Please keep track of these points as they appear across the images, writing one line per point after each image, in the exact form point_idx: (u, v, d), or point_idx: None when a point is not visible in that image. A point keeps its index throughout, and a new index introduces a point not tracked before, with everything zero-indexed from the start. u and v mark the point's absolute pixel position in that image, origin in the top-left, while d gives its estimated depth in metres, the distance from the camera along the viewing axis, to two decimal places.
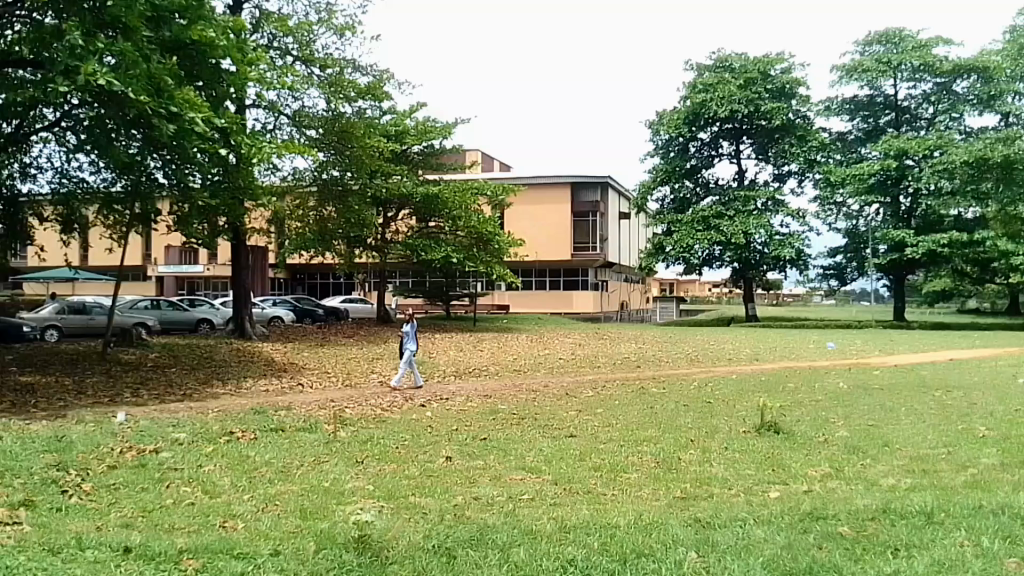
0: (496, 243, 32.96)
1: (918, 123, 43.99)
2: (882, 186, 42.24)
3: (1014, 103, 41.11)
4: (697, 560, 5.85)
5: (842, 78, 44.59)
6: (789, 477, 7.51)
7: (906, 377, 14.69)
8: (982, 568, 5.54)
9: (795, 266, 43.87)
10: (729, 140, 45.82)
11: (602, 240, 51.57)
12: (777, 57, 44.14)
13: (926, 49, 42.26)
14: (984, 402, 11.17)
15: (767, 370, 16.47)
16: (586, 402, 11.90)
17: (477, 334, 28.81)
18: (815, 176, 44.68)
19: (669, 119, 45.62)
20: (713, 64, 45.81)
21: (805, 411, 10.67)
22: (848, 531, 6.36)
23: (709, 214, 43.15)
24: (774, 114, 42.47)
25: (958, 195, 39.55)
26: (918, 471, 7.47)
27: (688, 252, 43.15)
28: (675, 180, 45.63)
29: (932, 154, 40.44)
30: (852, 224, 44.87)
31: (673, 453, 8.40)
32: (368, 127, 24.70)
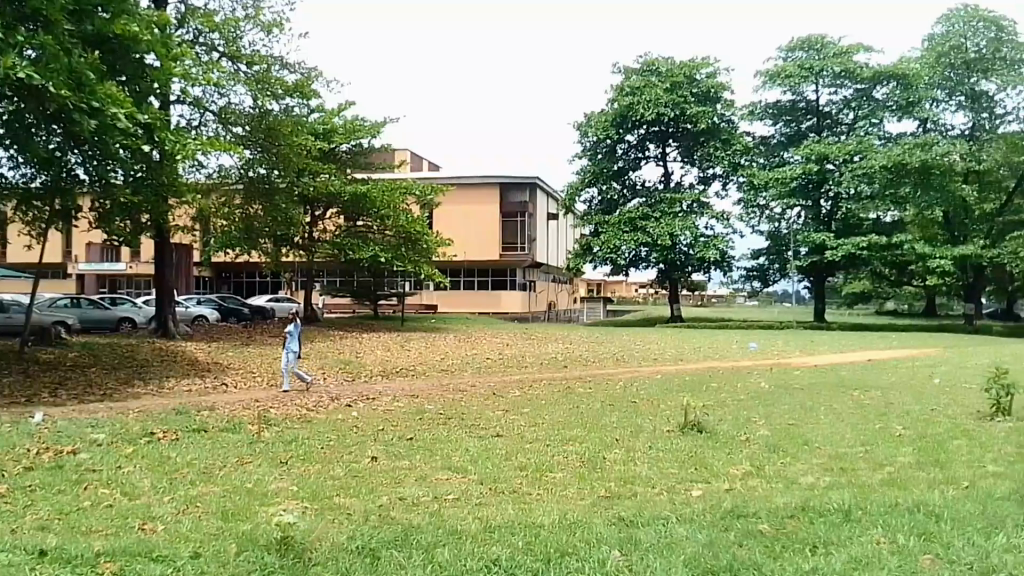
0: (424, 243, 32.96)
1: (838, 128, 44.46)
2: (803, 190, 42.94)
3: (930, 109, 42.15)
4: (619, 559, 5.90)
5: (766, 82, 45.21)
6: (712, 475, 7.61)
7: (829, 377, 14.93)
8: (898, 565, 5.66)
9: (718, 268, 44.44)
10: (656, 143, 46.39)
11: (530, 241, 51.76)
12: (702, 62, 45.06)
13: (847, 56, 42.95)
14: (900, 401, 11.47)
15: (691, 370, 16.71)
16: (512, 402, 11.96)
17: (405, 334, 28.65)
18: (739, 179, 45.12)
19: (596, 121, 45.89)
20: (641, 68, 46.14)
21: (727, 411, 10.84)
22: (768, 529, 6.43)
23: (635, 216, 43.50)
24: (699, 118, 43.49)
25: (877, 199, 41.01)
26: (836, 469, 7.63)
27: (615, 253, 43.56)
28: (603, 181, 46.04)
29: (852, 159, 41.27)
30: (774, 227, 45.20)
31: (599, 452, 8.48)
32: (296, 125, 25.01)
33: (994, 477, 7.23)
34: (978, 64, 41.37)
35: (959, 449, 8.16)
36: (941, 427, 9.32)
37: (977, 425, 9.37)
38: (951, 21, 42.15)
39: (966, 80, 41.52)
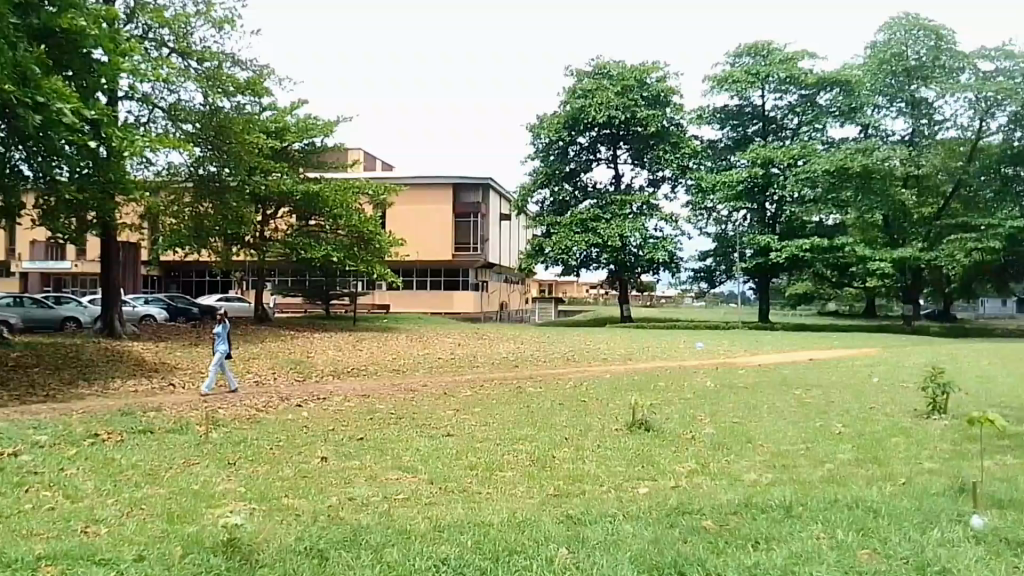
0: (377, 242, 32.89)
1: (783, 133, 46.01)
2: (750, 192, 44.29)
3: (871, 116, 43.06)
4: (566, 556, 5.97)
5: (714, 87, 46.21)
6: (658, 473, 7.72)
7: (776, 376, 15.15)
8: (838, 560, 5.80)
9: (667, 269, 45.16)
10: (607, 145, 46.78)
11: (482, 241, 51.86)
12: (652, 66, 45.72)
13: (792, 62, 44.14)
14: (841, 400, 11.77)
15: (641, 370, 16.90)
16: (463, 402, 12.01)
17: (357, 334, 28.47)
18: (687, 182, 46.29)
19: (549, 122, 46.21)
20: (592, 70, 46.58)
21: (674, 410, 11.03)
22: (712, 526, 6.54)
23: (586, 217, 43.86)
24: (649, 122, 44.07)
25: (820, 203, 41.96)
26: (778, 466, 7.80)
27: (566, 254, 43.80)
28: (554, 182, 46.57)
29: (796, 163, 42.77)
30: (721, 229, 46.67)
31: (548, 451, 8.55)
32: (248, 124, 24.92)
33: (929, 473, 7.49)
34: (917, 71, 42.18)
35: (894, 446, 8.46)
36: (879, 424, 9.62)
37: (913, 423, 9.70)
38: (893, 29, 42.39)
39: (906, 87, 42.38)
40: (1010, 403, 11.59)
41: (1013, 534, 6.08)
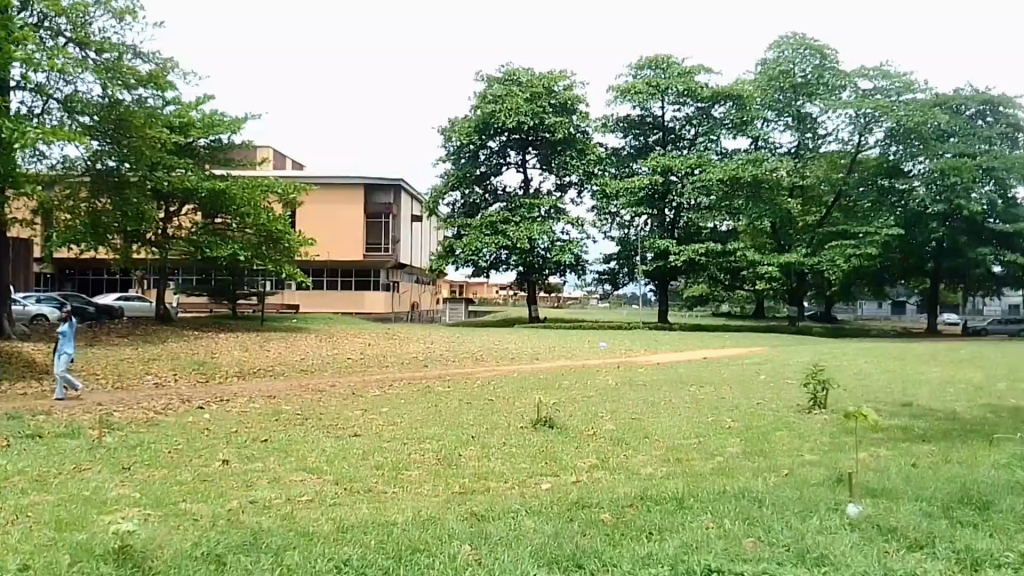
0: (286, 242, 32.25)
1: (681, 143, 48.03)
2: (651, 200, 46.03)
3: (761, 128, 46.17)
4: (469, 553, 6.12)
5: (616, 97, 47.53)
6: (560, 469, 7.96)
7: (673, 374, 15.85)
8: (724, 548, 6.17)
9: (573, 271, 46.59)
10: (516, 150, 47.57)
11: (394, 242, 51.73)
12: (559, 75, 46.75)
13: (689, 76, 46.16)
14: (732, 396, 12.43)
15: (547, 369, 17.32)
16: (371, 402, 12.01)
17: (264, 334, 27.96)
18: (593, 187, 46.96)
19: (460, 126, 46.31)
20: (502, 77, 46.98)
21: (577, 407, 11.38)
22: (609, 518, 6.81)
23: (496, 219, 44.32)
24: (556, 128, 45.10)
25: (715, 209, 45.14)
26: (673, 460, 8.20)
27: (476, 256, 44.04)
28: (466, 185, 46.80)
29: (692, 172, 44.87)
30: (625, 233, 47.75)
31: (454, 450, 8.67)
32: (149, 118, 23.99)
33: (810, 464, 8.03)
34: (803, 88, 45.37)
35: (779, 440, 9.04)
36: (766, 419, 10.24)
37: (796, 417, 10.38)
38: (781, 48, 46.19)
39: (793, 102, 45.56)
40: (883, 397, 12.59)
41: (884, 520, 6.61)
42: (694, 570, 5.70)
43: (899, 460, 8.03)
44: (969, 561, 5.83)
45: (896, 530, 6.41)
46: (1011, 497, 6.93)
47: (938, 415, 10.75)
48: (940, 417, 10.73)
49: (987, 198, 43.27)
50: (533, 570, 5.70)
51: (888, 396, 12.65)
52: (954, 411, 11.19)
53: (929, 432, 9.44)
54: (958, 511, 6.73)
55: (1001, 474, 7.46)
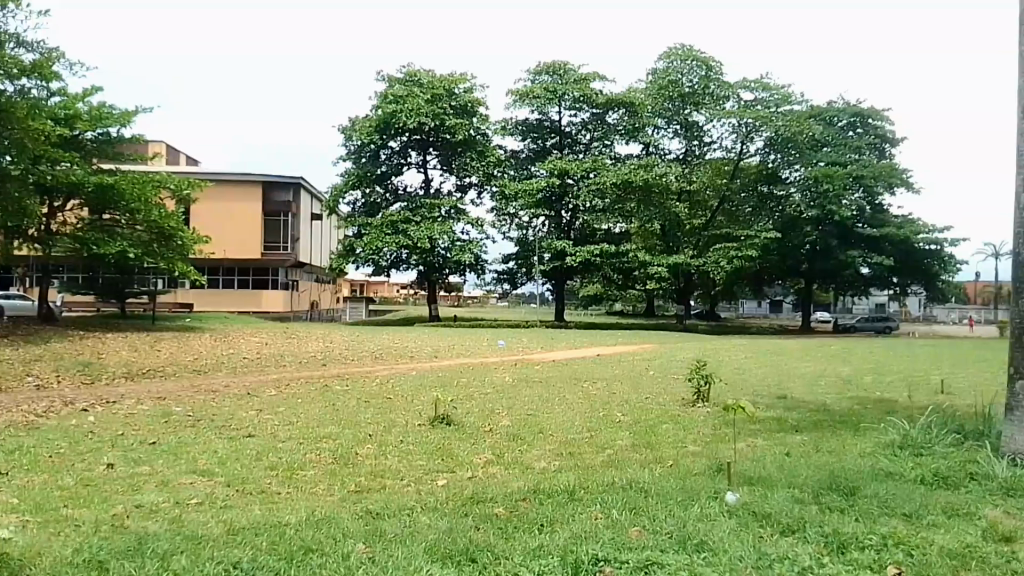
0: (179, 240, 31.23)
1: (577, 147, 48.99)
2: (548, 200, 46.89)
3: (652, 135, 48.73)
4: (363, 551, 6.18)
5: (516, 101, 48.07)
6: (457, 465, 8.10)
7: (568, 371, 16.34)
8: (611, 538, 6.44)
9: (473, 271, 47.37)
10: (417, 150, 47.75)
11: (293, 241, 51.56)
12: (460, 78, 47.40)
13: (585, 83, 47.32)
14: (623, 390, 12.96)
15: (447, 367, 17.49)
16: (267, 402, 11.88)
17: (155, 334, 26.91)
18: (492, 188, 47.57)
19: (361, 125, 46.05)
20: (403, 78, 47.35)
21: (475, 404, 11.60)
22: (502, 512, 7.01)
23: (397, 219, 44.47)
24: (456, 130, 45.26)
25: (608, 213, 46.37)
26: (566, 454, 8.47)
27: (377, 255, 44.21)
28: (366, 184, 46.64)
29: (588, 175, 46.09)
30: (523, 234, 48.19)
31: (351, 449, 8.70)
32: (31, 109, 22.99)
33: (692, 455, 8.45)
34: (691, 97, 48.45)
35: (665, 432, 9.47)
36: (654, 413, 10.70)
37: (682, 410, 10.92)
38: (671, 58, 48.81)
39: (680, 111, 48.70)
40: (763, 390, 13.41)
41: (760, 506, 7.04)
42: (581, 560, 5.96)
43: (775, 449, 8.56)
44: (835, 544, 6.32)
45: (770, 516, 6.85)
46: (874, 482, 7.53)
47: (810, 407, 11.52)
48: (812, 408, 11.53)
49: (856, 204, 47.25)
50: (423, 566, 5.84)
51: (766, 389, 13.49)
52: (825, 402, 12.03)
53: (801, 423, 10.11)
54: (827, 496, 7.23)
55: (865, 462, 8.10)
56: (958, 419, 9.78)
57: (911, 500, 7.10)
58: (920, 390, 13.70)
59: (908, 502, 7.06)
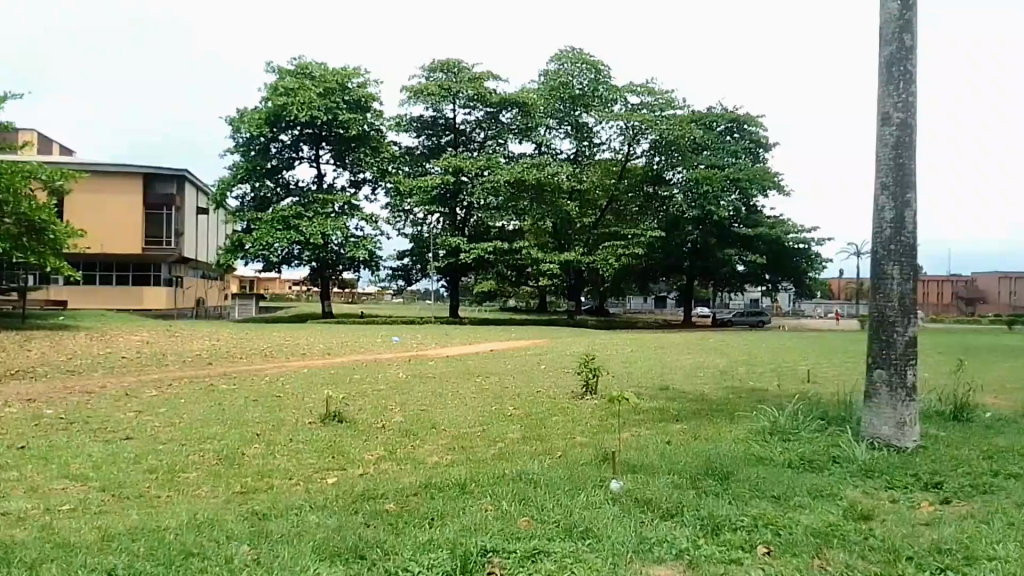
0: (51, 233, 29.49)
1: (471, 145, 51.01)
2: (442, 199, 47.87)
3: (544, 135, 50.20)
4: (248, 553, 6.08)
5: (411, 98, 48.99)
6: (347, 462, 8.08)
7: (462, 366, 16.57)
8: (500, 529, 6.58)
9: (367, 267, 48.18)
10: (309, 144, 47.59)
11: (176, 235, 49.42)
12: (353, 71, 47.33)
13: (479, 81, 48.70)
14: (514, 385, 13.29)
15: (339, 364, 17.28)
16: (147, 402, 11.47)
17: (24, 334, 24.93)
18: (386, 185, 48.58)
19: (249, 117, 44.86)
20: (294, 69, 46.82)
21: (367, 400, 11.60)
22: (393, 508, 7.04)
23: (288, 214, 44.02)
24: (350, 125, 45.42)
25: (502, 210, 47.48)
26: (457, 448, 8.59)
27: (268, 251, 43.55)
28: (255, 177, 46.08)
29: (482, 173, 47.17)
30: (418, 231, 49.76)
31: (237, 449, 8.53)
32: None
33: (580, 446, 8.74)
34: (580, 99, 49.19)
35: (554, 424, 9.78)
36: (544, 406, 11.03)
37: (571, 403, 11.30)
38: (562, 60, 50.10)
39: (571, 113, 49.41)
40: (647, 381, 14.07)
41: (642, 493, 7.37)
42: (470, 552, 6.08)
43: (657, 438, 8.96)
44: (710, 526, 6.69)
45: (650, 502, 7.20)
46: (746, 467, 8.02)
47: (691, 397, 12.14)
48: (693, 398, 12.17)
49: (733, 205, 50.23)
50: (310, 565, 5.82)
51: (651, 380, 14.16)
52: (703, 392, 12.72)
53: (681, 412, 10.65)
54: (704, 481, 7.64)
55: (739, 448, 8.62)
56: (821, 406, 10.60)
57: (779, 483, 7.60)
58: (791, 379, 14.73)
59: (777, 485, 7.55)
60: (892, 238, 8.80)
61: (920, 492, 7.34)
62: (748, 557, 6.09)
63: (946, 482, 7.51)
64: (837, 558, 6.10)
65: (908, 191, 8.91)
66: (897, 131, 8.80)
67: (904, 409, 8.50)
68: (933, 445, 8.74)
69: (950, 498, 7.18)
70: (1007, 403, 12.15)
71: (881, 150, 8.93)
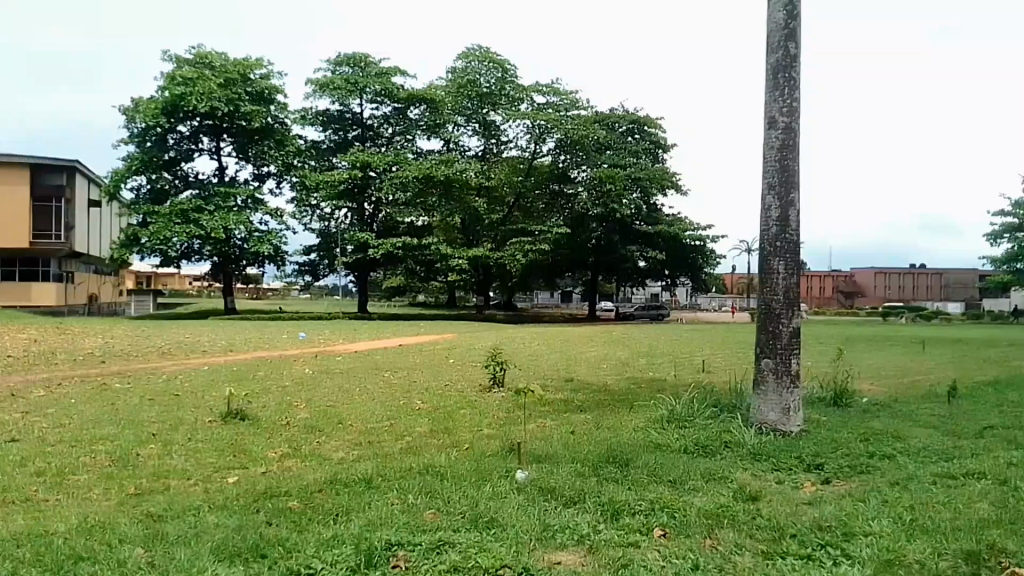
0: None
1: (379, 141, 51.07)
2: (350, 193, 47.82)
3: (453, 131, 50.31)
4: (142, 556, 5.91)
5: (317, 91, 48.49)
6: (249, 461, 7.96)
7: (371, 361, 16.56)
8: (405, 522, 6.65)
9: (273, 262, 47.55)
10: (209, 136, 46.35)
11: (68, 229, 47.25)
12: (256, 62, 46.11)
13: (386, 77, 48.91)
14: (421, 379, 13.42)
15: (242, 361, 16.88)
16: (34, 403, 10.90)
17: None
18: (292, 179, 48.58)
19: (145, 106, 43.12)
20: (192, 59, 45.24)
21: (272, 397, 11.43)
22: (296, 505, 7.00)
23: (188, 207, 42.64)
24: (253, 117, 44.55)
25: (410, 206, 47.86)
26: (364, 443, 8.59)
27: (165, 245, 42.17)
28: (151, 170, 44.29)
29: (390, 168, 47.77)
30: (325, 226, 49.80)
31: (133, 449, 8.28)
32: None
33: (487, 438, 8.92)
34: (487, 97, 49.99)
35: (462, 417, 9.94)
36: (452, 400, 11.19)
37: (478, 397, 11.49)
38: (469, 58, 50.61)
39: (478, 111, 50.01)
40: (551, 373, 14.45)
41: (546, 482, 7.60)
42: (374, 546, 6.11)
43: (562, 428, 9.23)
44: (610, 511, 6.98)
45: (552, 489, 7.44)
46: (645, 454, 8.38)
47: (594, 388, 12.55)
48: (596, 388, 12.58)
49: (635, 203, 51.25)
50: (208, 566, 5.71)
51: (556, 372, 14.51)
52: (606, 383, 13.17)
53: (584, 403, 11.02)
54: (605, 469, 7.94)
55: (638, 436, 8.98)
56: (714, 394, 11.18)
57: (675, 468, 7.98)
58: (687, 369, 15.45)
59: (673, 470, 7.92)
60: (777, 235, 9.34)
61: (803, 473, 7.86)
62: (644, 540, 6.38)
63: (827, 464, 8.07)
64: (726, 538, 6.46)
65: (792, 192, 9.48)
66: (782, 134, 9.34)
67: (788, 395, 9.08)
68: (815, 429, 9.38)
69: (831, 478, 7.73)
70: (879, 388, 13.21)
71: (768, 151, 9.44)
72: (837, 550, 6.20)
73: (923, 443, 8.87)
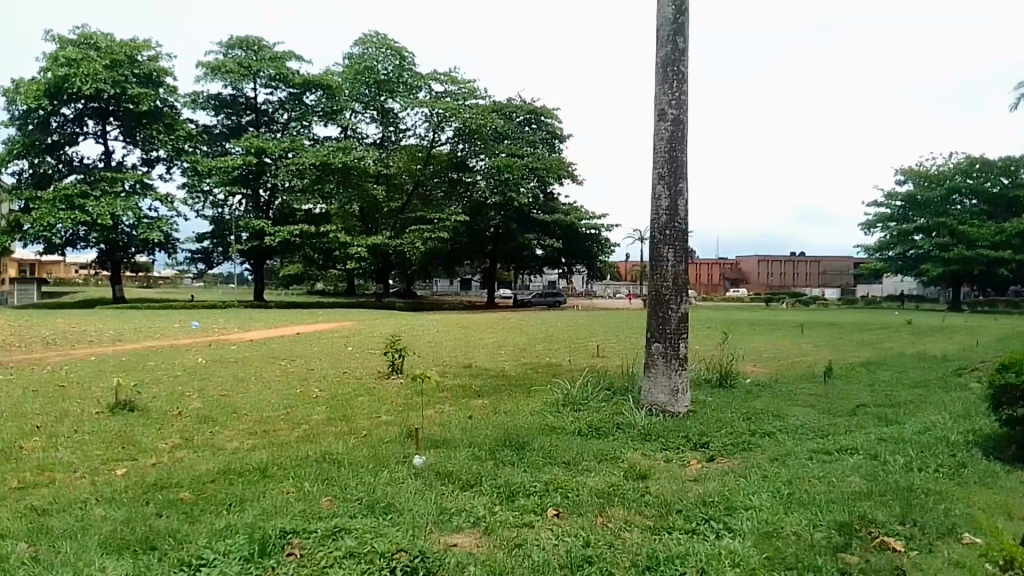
0: None
1: (275, 126, 50.33)
2: (244, 178, 47.10)
3: (350, 118, 49.98)
4: (25, 551, 5.77)
5: (207, 74, 47.05)
6: (140, 452, 7.84)
7: (271, 350, 16.38)
8: (299, 510, 6.67)
9: (164, 249, 46.43)
10: (95, 119, 44.83)
11: None
12: (143, 43, 44.63)
13: (281, 61, 47.93)
14: (318, 367, 13.38)
15: (134, 351, 16.35)
16: None
17: None
18: (182, 164, 47.52)
19: (25, 88, 41.02)
20: (75, 39, 43.36)
21: (165, 387, 11.19)
22: (188, 496, 6.92)
23: (72, 193, 40.99)
24: (141, 100, 43.07)
25: (307, 193, 47.14)
26: (259, 433, 8.57)
27: (48, 231, 40.45)
28: (34, 154, 42.88)
29: (286, 155, 46.69)
30: (218, 212, 48.75)
31: (12, 443, 8.01)
32: None
33: (384, 424, 9.03)
34: (385, 84, 49.80)
35: (359, 405, 10.01)
36: (350, 387, 11.23)
37: (377, 384, 11.54)
38: (366, 45, 50.25)
39: (375, 98, 49.84)
40: (451, 360, 14.60)
41: (443, 466, 7.75)
42: (268, 535, 6.07)
43: (459, 414, 9.40)
44: (507, 493, 7.17)
45: (448, 473, 7.58)
46: (539, 437, 8.62)
47: (491, 373, 12.76)
48: (493, 374, 12.79)
49: (532, 192, 52.25)
50: (94, 560, 5.61)
51: (455, 359, 14.64)
52: (504, 368, 13.38)
53: (483, 388, 11.23)
54: (502, 452, 8.14)
55: (534, 419, 9.26)
56: (607, 378, 11.55)
57: (570, 450, 8.25)
58: (583, 354, 15.88)
59: (567, 452, 8.19)
60: (667, 224, 9.72)
61: (691, 451, 8.25)
62: (538, 520, 6.59)
63: (712, 442, 8.49)
64: (616, 515, 6.71)
65: (681, 183, 9.83)
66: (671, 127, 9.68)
67: (676, 378, 9.48)
68: (703, 410, 9.85)
69: (715, 456, 8.13)
70: (761, 369, 13.85)
71: (658, 143, 9.78)
72: (719, 524, 6.52)
73: (802, 421, 9.41)
